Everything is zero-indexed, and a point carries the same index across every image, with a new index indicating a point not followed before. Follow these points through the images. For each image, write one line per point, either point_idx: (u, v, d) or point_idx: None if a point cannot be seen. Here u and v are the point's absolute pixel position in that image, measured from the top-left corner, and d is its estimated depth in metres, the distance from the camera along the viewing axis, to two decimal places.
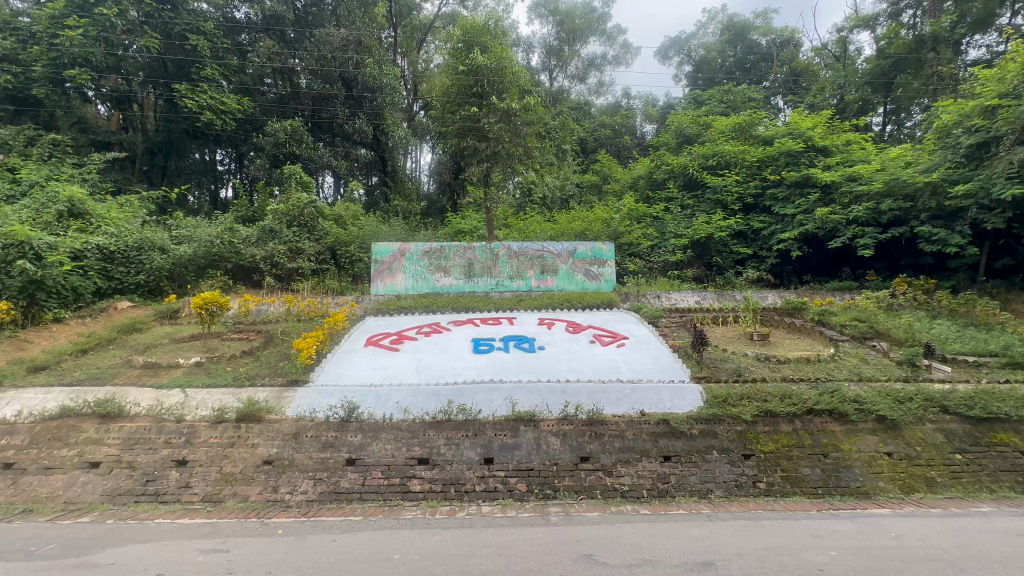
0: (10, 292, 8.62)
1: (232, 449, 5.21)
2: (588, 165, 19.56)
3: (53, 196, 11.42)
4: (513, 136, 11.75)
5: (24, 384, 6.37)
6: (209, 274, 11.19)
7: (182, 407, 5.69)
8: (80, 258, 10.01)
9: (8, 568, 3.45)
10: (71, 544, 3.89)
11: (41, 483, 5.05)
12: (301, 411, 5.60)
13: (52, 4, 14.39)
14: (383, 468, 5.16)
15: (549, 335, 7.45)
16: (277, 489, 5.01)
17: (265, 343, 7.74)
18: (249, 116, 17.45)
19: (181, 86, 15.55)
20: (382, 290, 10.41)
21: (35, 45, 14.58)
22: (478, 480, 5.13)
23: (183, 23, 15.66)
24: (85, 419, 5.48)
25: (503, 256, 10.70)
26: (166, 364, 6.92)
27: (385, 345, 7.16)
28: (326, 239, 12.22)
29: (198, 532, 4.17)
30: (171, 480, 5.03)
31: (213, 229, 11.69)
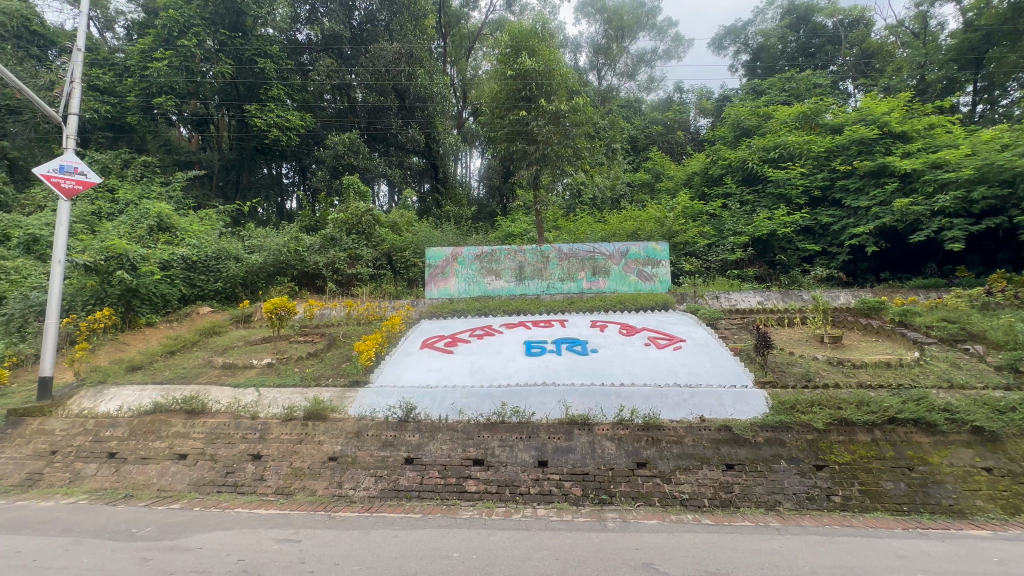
0: (111, 299, 9.62)
1: (301, 445, 5.54)
2: (639, 164, 19.11)
3: (145, 212, 12.66)
4: (562, 137, 11.70)
5: (124, 381, 7.08)
6: (277, 281, 11.96)
7: (256, 405, 6.11)
8: (168, 268, 11.01)
9: (115, 547, 3.85)
10: (166, 528, 4.29)
11: (139, 471, 5.60)
12: (362, 411, 5.86)
13: (143, 40, 15.95)
14: (440, 468, 5.29)
15: (602, 338, 7.34)
16: (342, 485, 5.26)
17: (328, 345, 8.17)
18: (311, 131, 18.49)
19: (252, 107, 16.73)
20: (436, 294, 10.71)
21: (129, 77, 16.30)
22: (532, 482, 5.14)
23: (253, 48, 16.84)
24: (174, 415, 6.03)
25: (554, 258, 10.67)
26: (241, 365, 7.48)
27: (440, 347, 7.36)
28: (383, 246, 12.71)
29: (273, 522, 4.48)
30: (248, 473, 5.43)
31: (281, 238, 12.50)
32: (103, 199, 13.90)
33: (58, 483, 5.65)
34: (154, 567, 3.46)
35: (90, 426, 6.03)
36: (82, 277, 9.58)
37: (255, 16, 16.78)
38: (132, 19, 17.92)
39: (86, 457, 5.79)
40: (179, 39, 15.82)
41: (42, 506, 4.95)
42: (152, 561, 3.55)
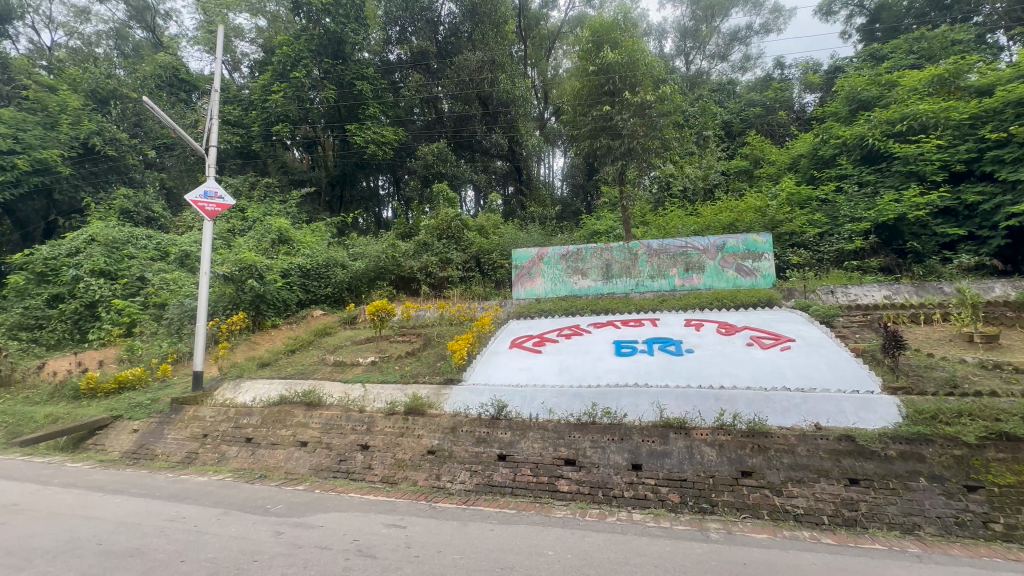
0: (244, 304, 11.07)
1: (402, 438, 5.92)
2: (734, 151, 17.78)
3: (268, 228, 14.38)
4: (649, 129, 11.24)
5: (256, 376, 8.13)
6: (378, 286, 12.92)
7: (363, 399, 6.67)
8: (287, 276, 12.40)
9: (255, 520, 4.42)
10: (293, 506, 4.84)
11: (270, 455, 6.38)
12: (457, 407, 6.14)
13: (263, 77, 18.16)
14: (532, 466, 5.35)
15: (698, 338, 6.93)
16: (441, 477, 5.54)
17: (424, 345, 8.66)
18: (403, 143, 19.84)
19: (352, 126, 18.22)
20: (523, 294, 10.92)
21: (254, 110, 18.75)
22: (625, 486, 5.01)
23: (352, 72, 18.32)
24: (296, 406, 6.79)
25: (642, 255, 10.31)
26: (350, 363, 8.20)
27: (529, 346, 7.47)
28: (471, 249, 13.16)
29: (382, 508, 4.84)
30: (358, 461, 5.93)
31: (380, 246, 13.50)
32: (236, 217, 16.01)
33: (209, 462, 6.61)
34: (285, 540, 3.90)
35: (231, 414, 6.98)
36: (222, 286, 11.16)
37: (353, 42, 18.29)
38: (254, 59, 20.46)
39: (229, 441, 6.71)
40: (292, 72, 17.67)
41: (199, 481, 5.83)
42: (284, 535, 4.03)
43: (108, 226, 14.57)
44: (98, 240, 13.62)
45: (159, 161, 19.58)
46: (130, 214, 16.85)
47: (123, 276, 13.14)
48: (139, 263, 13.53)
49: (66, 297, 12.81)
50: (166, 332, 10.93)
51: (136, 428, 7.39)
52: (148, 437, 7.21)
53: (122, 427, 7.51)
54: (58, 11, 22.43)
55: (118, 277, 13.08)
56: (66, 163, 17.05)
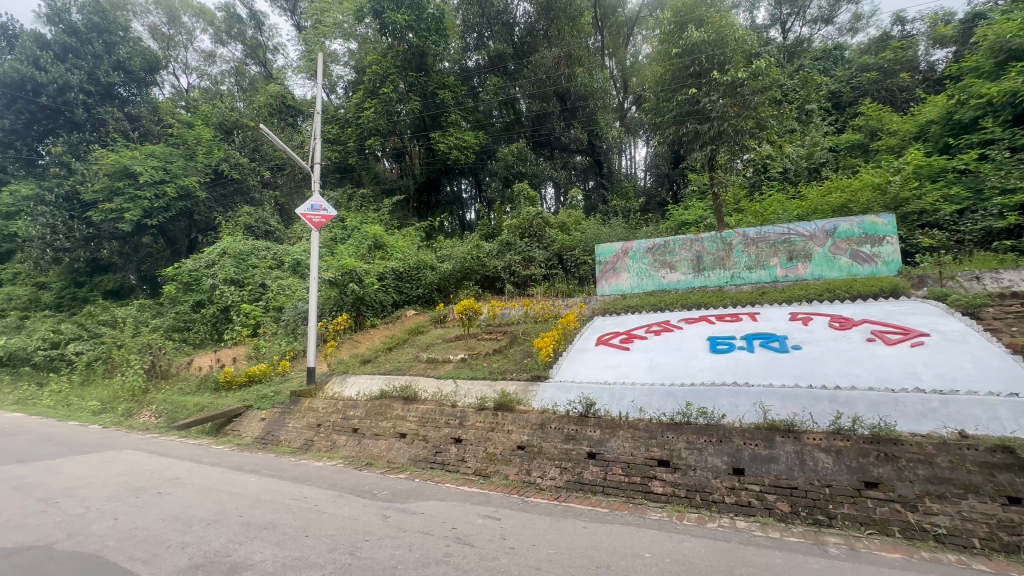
0: (347, 306, 12.10)
1: (493, 433, 6.09)
2: (844, 123, 15.93)
3: (365, 235, 15.58)
4: (743, 108, 10.39)
5: (360, 372, 8.87)
6: (465, 286, 13.41)
7: (455, 395, 6.99)
8: (383, 279, 13.31)
9: (364, 503, 4.82)
10: (397, 493, 5.21)
11: (374, 445, 6.90)
12: (545, 404, 6.22)
13: (357, 96, 19.51)
14: (623, 465, 5.24)
15: (806, 332, 6.31)
16: (531, 472, 5.61)
17: (511, 342, 8.84)
18: (484, 146, 20.40)
19: (437, 134, 19.07)
20: (608, 290, 10.84)
21: (350, 128, 20.46)
22: (725, 491, 4.71)
23: (435, 82, 19.21)
24: (395, 400, 7.29)
25: (737, 245, 9.66)
26: (442, 360, 8.64)
27: (615, 343, 7.33)
28: (553, 246, 13.14)
29: (476, 499, 5.04)
30: (452, 453, 6.21)
31: (465, 247, 14.01)
32: (338, 227, 17.50)
33: (323, 449, 7.32)
34: (392, 524, 4.20)
35: (340, 406, 7.68)
36: (328, 290, 12.32)
37: (434, 54, 19.14)
38: (348, 80, 22.24)
39: (339, 431, 7.38)
40: (381, 88, 18.69)
41: (316, 465, 6.48)
42: (391, 518, 4.36)
43: (236, 240, 16.69)
44: (229, 253, 15.69)
45: (273, 181, 22.04)
46: (252, 229, 19.17)
47: (248, 283, 14.99)
48: (260, 272, 15.35)
49: (206, 303, 14.92)
50: (284, 333, 12.29)
51: (264, 417, 8.39)
52: (273, 425, 8.16)
53: (253, 415, 8.57)
54: (192, 57, 26.14)
55: (245, 284, 14.95)
56: (202, 188, 19.84)
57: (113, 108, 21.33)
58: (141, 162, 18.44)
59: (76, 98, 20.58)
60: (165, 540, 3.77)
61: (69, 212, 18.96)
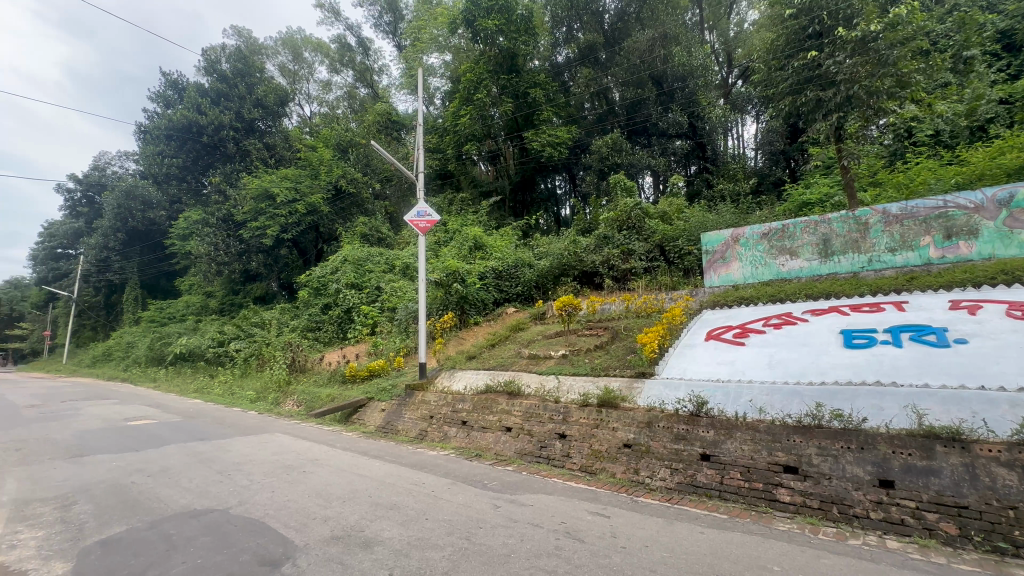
0: (451, 305, 12.77)
1: (597, 430, 6.01)
2: (1021, 67, 13.09)
3: (466, 237, 16.35)
4: (879, 65, 8.94)
5: (467, 368, 9.33)
6: (563, 282, 13.35)
7: (557, 391, 7.03)
8: (484, 278, 13.85)
9: (476, 492, 5.05)
10: (505, 484, 5.38)
11: (482, 437, 7.20)
12: (651, 402, 6.00)
13: (454, 105, 20.51)
14: (743, 470, 4.84)
15: (973, 324, 5.29)
16: (639, 472, 5.43)
17: (612, 338, 8.63)
18: (577, 140, 20.19)
19: (530, 133, 19.26)
20: (717, 281, 10.25)
21: (448, 136, 21.60)
22: (870, 505, 4.13)
23: (526, 81, 19.49)
24: (500, 395, 7.55)
25: (875, 224, 8.46)
26: (543, 356, 8.73)
27: (728, 338, 6.82)
28: (654, 238, 12.52)
29: (584, 496, 5.01)
30: (557, 449, 6.25)
31: (562, 243, 13.98)
32: (441, 230, 18.56)
33: (436, 439, 7.80)
34: (503, 514, 4.35)
35: (450, 399, 8.14)
36: (435, 290, 13.15)
37: (524, 54, 19.42)
38: (445, 90, 23.44)
39: (450, 423, 7.82)
40: (476, 95, 19.38)
41: (431, 455, 6.93)
42: (502, 508, 4.51)
43: (355, 248, 18.56)
44: (350, 260, 17.49)
45: (383, 192, 24.01)
46: (367, 237, 21.09)
47: (366, 286, 16.53)
48: (376, 275, 16.83)
49: (333, 305, 16.78)
50: (398, 331, 13.36)
51: (384, 408, 9.21)
52: (391, 416, 8.89)
53: (375, 406, 9.44)
54: (313, 88, 29.48)
55: (364, 287, 16.54)
56: (326, 204, 22.26)
57: (255, 139, 24.82)
58: (278, 184, 21.38)
59: (228, 134, 24.39)
60: (311, 512, 4.32)
61: (227, 232, 22.54)
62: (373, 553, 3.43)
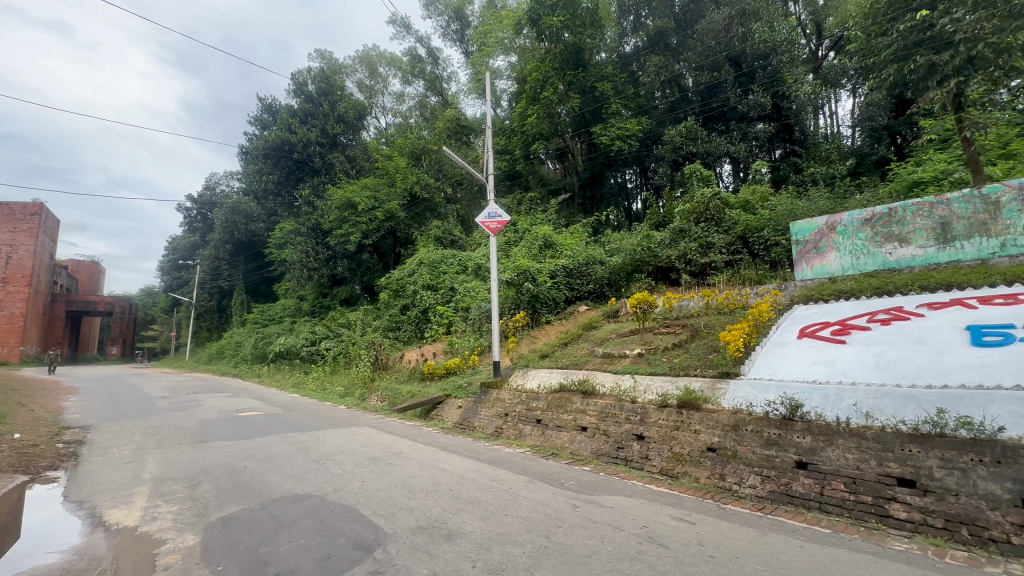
0: (522, 304, 12.87)
1: (678, 432, 5.74)
2: None
3: (536, 236, 16.44)
4: (1009, 19, 7.71)
5: (540, 366, 9.36)
6: (636, 279, 12.93)
7: (634, 390, 6.83)
8: (554, 277, 13.79)
9: (554, 491, 5.04)
10: (583, 484, 5.32)
11: (557, 436, 7.16)
12: (737, 403, 5.65)
13: (521, 106, 20.64)
14: (847, 480, 4.38)
15: None
16: (725, 477, 5.09)
17: (692, 336, 8.22)
18: (648, 132, 19.35)
19: (598, 128, 18.93)
20: (811, 273, 9.47)
21: (516, 137, 21.79)
22: (1011, 528, 3.56)
23: (594, 75, 19.19)
24: (574, 394, 7.49)
25: (1008, 203, 7.32)
26: (618, 355, 8.52)
27: (825, 337, 6.24)
28: (735, 229, 11.75)
29: (667, 500, 4.81)
30: (635, 450, 6.05)
31: (634, 239, 13.54)
32: (511, 231, 18.78)
33: (511, 437, 7.88)
34: (582, 514, 4.31)
35: (524, 397, 8.21)
36: (506, 290, 13.34)
37: (591, 48, 19.10)
38: (511, 92, 23.71)
39: (525, 421, 7.88)
40: (543, 93, 19.37)
41: (507, 452, 7.02)
42: (580, 508, 4.47)
43: (430, 250, 19.36)
44: (426, 263, 18.26)
45: (455, 196, 24.85)
46: (440, 240, 21.86)
47: (441, 287, 17.16)
48: (450, 277, 17.40)
49: (411, 306, 17.61)
50: (473, 330, 13.73)
51: (461, 404, 9.49)
52: (468, 412, 9.13)
53: (452, 403, 9.76)
54: (387, 101, 31.12)
55: (439, 288, 17.18)
56: (402, 210, 23.35)
57: (338, 153, 26.74)
58: (359, 194, 22.80)
59: (315, 150, 26.48)
60: (398, 502, 4.56)
61: (315, 240, 24.30)
62: (456, 545, 3.54)
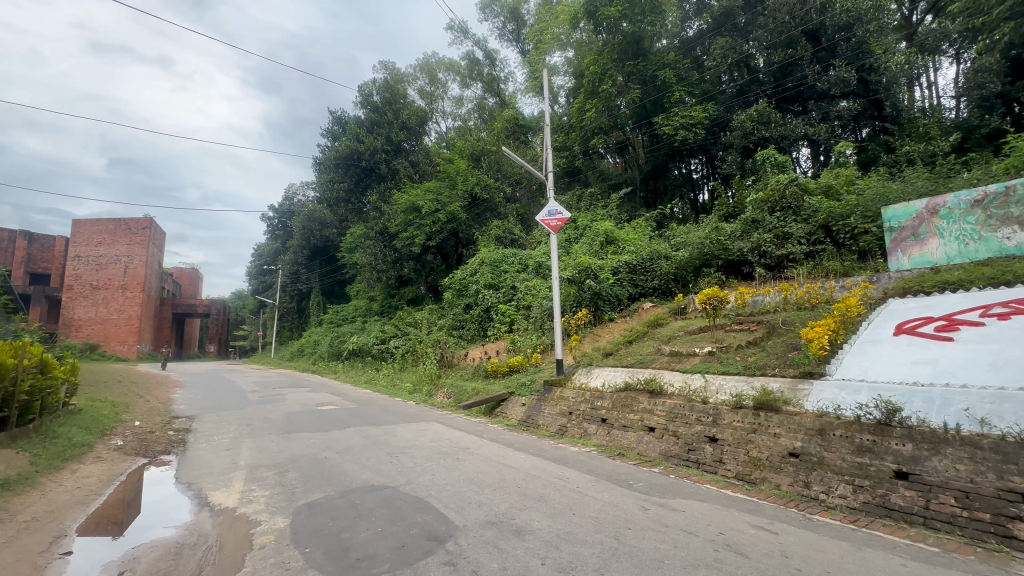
0: (585, 302, 12.70)
1: (755, 435, 5.40)
2: None
3: (597, 233, 16.18)
4: None
5: (603, 365, 9.20)
6: (705, 274, 12.33)
7: (705, 391, 6.52)
8: (617, 274, 13.46)
9: (623, 492, 4.94)
10: (652, 486, 5.16)
11: (623, 436, 6.98)
12: (822, 406, 5.22)
13: (579, 100, 20.31)
14: (959, 495, 3.89)
15: None
16: (811, 485, 4.71)
17: (768, 333, 7.71)
18: (715, 118, 18.33)
19: (660, 118, 18.23)
20: (909, 263, 8.61)
21: (574, 132, 21.45)
22: None
23: (654, 64, 18.53)
24: (641, 394, 7.28)
25: None
26: (686, 354, 8.18)
27: (928, 334, 5.64)
28: (816, 217, 10.88)
29: (745, 507, 4.56)
30: (707, 453, 5.75)
31: (702, 231, 12.89)
32: (571, 228, 18.60)
33: (576, 435, 7.79)
34: (653, 517, 4.19)
35: (588, 396, 8.12)
36: (568, 287, 13.21)
37: (651, 35, 18.39)
38: (568, 87, 23.43)
39: (590, 420, 7.77)
40: (601, 86, 18.93)
41: (572, 450, 6.97)
42: (651, 511, 4.34)
43: (491, 250, 19.63)
44: (487, 262, 18.55)
45: (514, 195, 25.02)
46: (501, 239, 22.13)
47: (502, 286, 17.37)
48: (511, 276, 17.55)
49: (474, 305, 17.98)
50: (535, 328, 13.75)
51: (524, 402, 9.55)
52: (532, 410, 9.16)
53: (516, 400, 9.84)
54: (447, 105, 31.97)
55: (500, 287, 17.38)
56: (463, 211, 23.81)
57: (402, 159, 27.93)
58: (422, 198, 23.61)
59: (381, 157, 27.78)
60: (467, 497, 4.68)
61: (383, 243, 25.41)
62: (525, 542, 3.57)
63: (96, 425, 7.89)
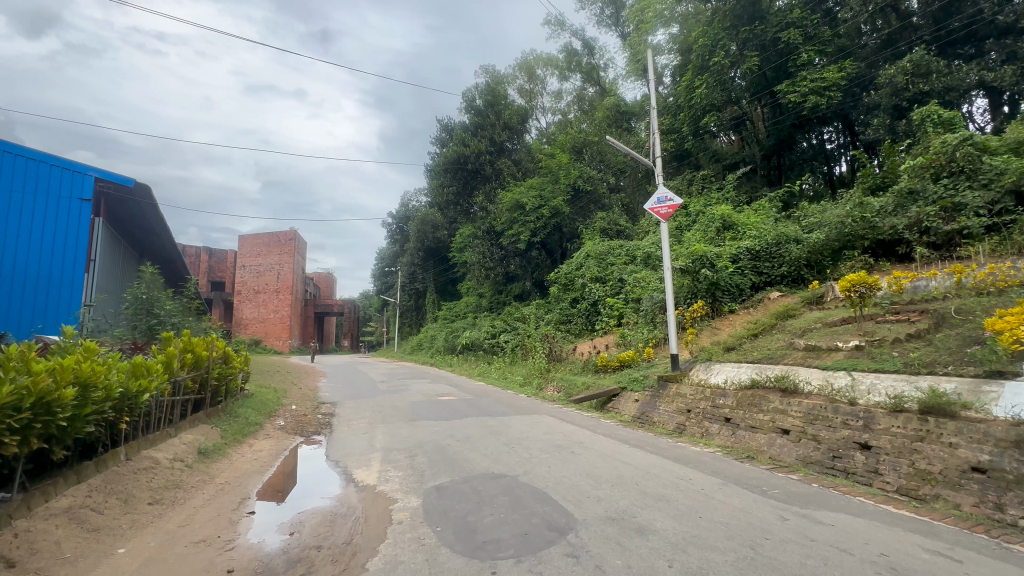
0: (701, 293, 11.83)
1: (923, 444, 4.59)
2: None
3: (712, 218, 15.07)
4: None
5: (726, 360, 8.51)
6: (846, 257, 10.82)
7: (852, 391, 5.71)
8: (737, 261, 12.33)
9: (755, 498, 4.54)
10: (791, 495, 4.66)
11: (751, 438, 6.41)
12: (1020, 413, 4.27)
13: (687, 78, 18.66)
14: None
15: None
16: (1006, 509, 3.87)
17: (936, 325, 6.48)
18: (856, 77, 15.95)
19: (784, 86, 16.26)
20: None
21: (681, 112, 19.77)
22: None
23: (775, 25, 16.49)
24: (772, 393, 6.59)
25: None
26: (827, 348, 7.24)
27: None
28: (1001, 182, 9.01)
29: (912, 527, 3.91)
30: (858, 462, 5.03)
31: (842, 209, 11.19)
32: (682, 214, 17.53)
33: (696, 434, 7.32)
34: (794, 528, 3.78)
35: (708, 394, 7.59)
36: (680, 278, 12.36)
37: None
38: (673, 66, 21.95)
39: (711, 419, 7.26)
40: (712, 59, 17.46)
41: (693, 450, 6.59)
42: (790, 522, 3.93)
43: (596, 243, 19.30)
44: (593, 256, 18.32)
45: (619, 185, 24.31)
46: (606, 231, 21.65)
47: (610, 278, 17.01)
48: (618, 268, 17.10)
49: (580, 299, 17.87)
50: (645, 322, 13.19)
51: (637, 399, 9.25)
52: (646, 406, 8.83)
53: (628, 396, 9.56)
54: (546, 100, 32.11)
55: (607, 280, 17.06)
56: (567, 205, 23.64)
57: (505, 158, 28.68)
58: (526, 195, 23.97)
59: (485, 158, 28.80)
60: (585, 490, 4.68)
61: (490, 241, 26.39)
62: (648, 541, 3.47)
63: (264, 407, 9.36)
